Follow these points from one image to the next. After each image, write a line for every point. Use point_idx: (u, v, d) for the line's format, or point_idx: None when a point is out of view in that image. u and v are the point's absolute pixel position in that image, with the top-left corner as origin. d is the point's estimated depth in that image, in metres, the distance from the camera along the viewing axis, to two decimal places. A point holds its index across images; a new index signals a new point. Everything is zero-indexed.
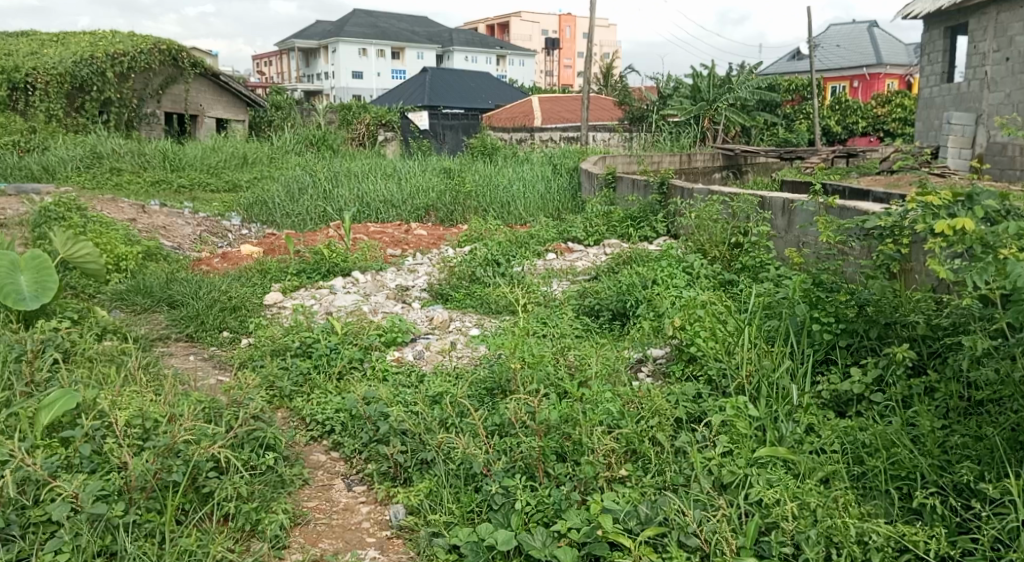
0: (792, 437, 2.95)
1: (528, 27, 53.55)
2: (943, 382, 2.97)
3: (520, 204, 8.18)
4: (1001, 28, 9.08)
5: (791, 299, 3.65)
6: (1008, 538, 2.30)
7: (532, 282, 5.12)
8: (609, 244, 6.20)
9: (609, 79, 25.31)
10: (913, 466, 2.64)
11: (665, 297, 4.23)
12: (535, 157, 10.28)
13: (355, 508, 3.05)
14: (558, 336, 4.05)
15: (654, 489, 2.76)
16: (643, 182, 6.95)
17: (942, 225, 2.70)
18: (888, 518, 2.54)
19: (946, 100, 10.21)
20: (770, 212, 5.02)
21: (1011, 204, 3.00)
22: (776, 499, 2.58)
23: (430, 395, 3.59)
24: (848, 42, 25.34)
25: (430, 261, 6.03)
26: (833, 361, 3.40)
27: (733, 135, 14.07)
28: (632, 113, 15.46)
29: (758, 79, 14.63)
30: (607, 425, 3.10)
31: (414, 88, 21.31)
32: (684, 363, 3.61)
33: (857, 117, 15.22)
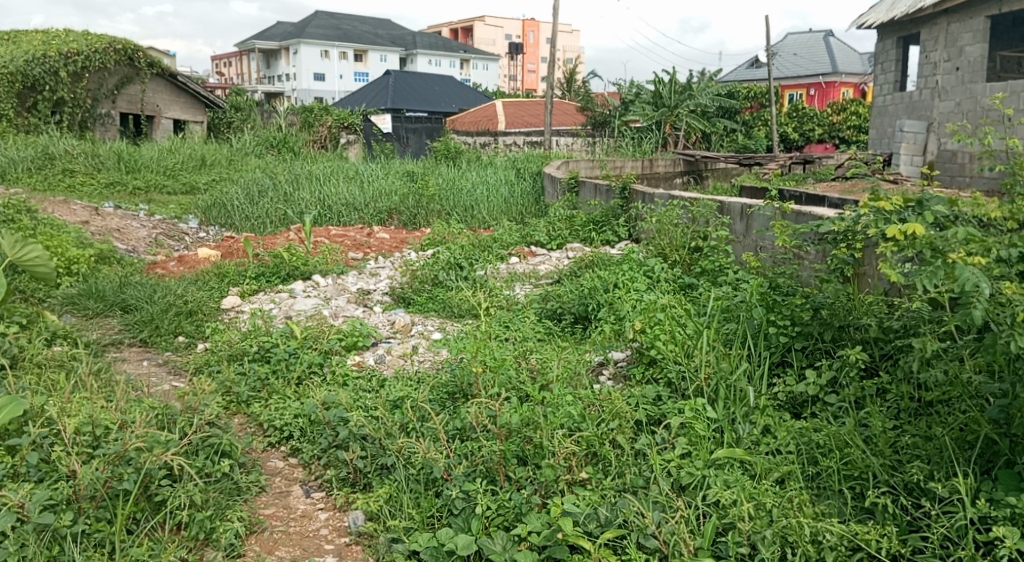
0: (749, 439, 3.00)
1: (492, 31, 53.63)
2: (895, 383, 3.03)
3: (483, 207, 8.18)
4: (952, 38, 9.35)
5: (749, 303, 3.72)
6: (957, 536, 2.34)
7: (495, 286, 5.11)
8: (572, 248, 6.23)
9: (572, 85, 25.45)
10: (865, 465, 2.70)
11: (626, 300, 4.27)
12: (499, 161, 10.28)
13: (314, 514, 3.00)
14: (520, 340, 4.04)
15: (614, 491, 2.78)
16: (605, 187, 7.01)
17: (893, 229, 2.76)
18: (841, 517, 2.58)
19: (898, 108, 10.48)
20: (729, 217, 5.08)
21: (960, 210, 3.08)
22: (733, 499, 2.61)
23: (391, 399, 3.56)
24: (805, 50, 25.86)
25: (392, 265, 5.99)
26: (789, 363, 3.46)
27: (693, 141, 14.27)
28: (595, 118, 15.66)
29: (718, 86, 14.85)
30: (568, 428, 3.11)
31: (377, 90, 21.18)
32: (645, 365, 3.65)
33: (814, 124, 15.54)
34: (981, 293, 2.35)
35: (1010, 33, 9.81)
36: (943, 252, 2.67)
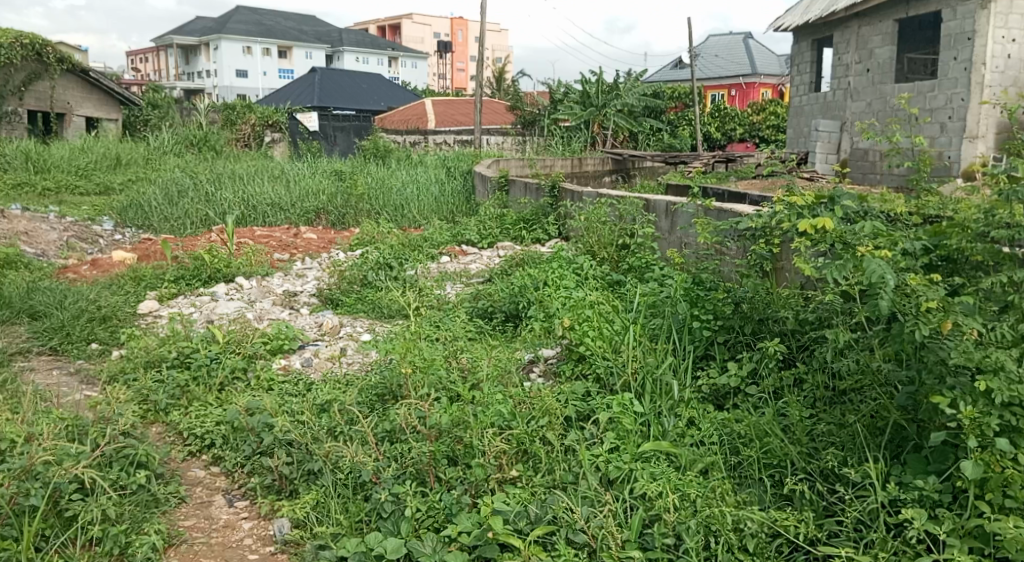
0: (674, 431, 3.07)
1: (420, 29, 53.32)
2: (811, 373, 3.13)
3: (414, 206, 8.14)
4: (863, 41, 9.77)
5: (674, 298, 3.82)
6: (869, 519, 2.42)
7: (425, 285, 5.06)
8: (503, 247, 6.25)
9: (501, 84, 25.52)
10: (784, 454, 2.79)
11: (556, 298, 4.28)
12: (429, 159, 10.20)
13: (237, 524, 2.92)
14: (450, 339, 3.99)
15: (544, 488, 2.80)
16: (535, 186, 7.04)
17: (804, 224, 2.86)
18: (761, 505, 2.66)
19: (813, 108, 10.91)
20: (655, 215, 5.17)
21: (869, 206, 3.21)
22: (658, 492, 2.66)
23: (319, 403, 3.49)
24: (725, 52, 26.64)
25: (319, 266, 5.88)
26: (712, 357, 3.56)
27: (621, 139, 14.52)
28: (524, 118, 15.72)
29: (644, 86, 15.14)
30: (498, 426, 3.11)
31: (303, 88, 20.75)
32: (574, 362, 3.70)
33: (735, 124, 16.04)
34: (886, 284, 2.45)
35: (915, 36, 10.33)
36: (853, 247, 2.78)
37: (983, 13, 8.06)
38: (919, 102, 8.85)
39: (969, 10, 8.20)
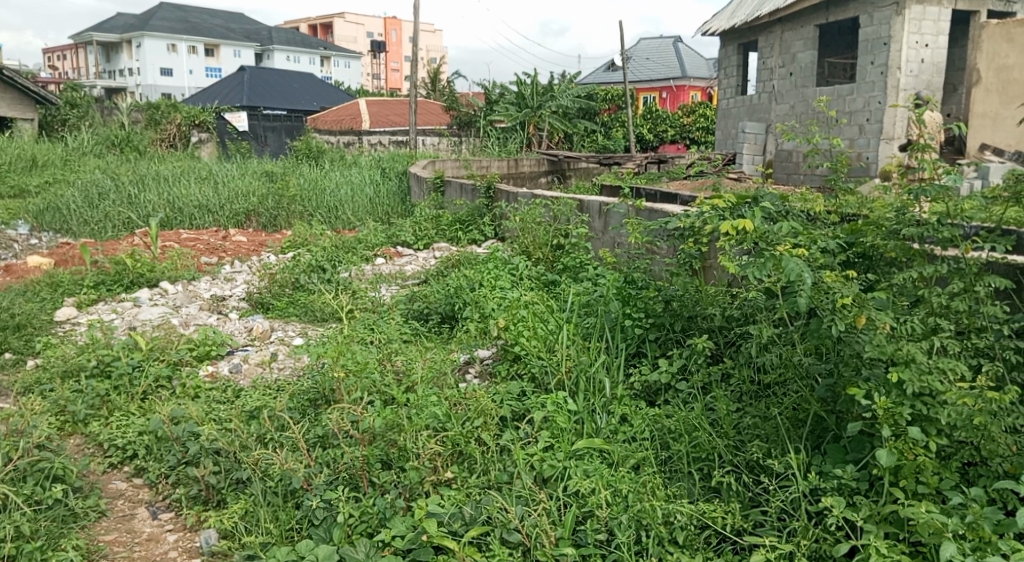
0: (607, 428, 3.12)
1: (353, 28, 52.61)
2: (737, 367, 3.22)
3: (348, 208, 8.05)
4: (786, 45, 10.10)
5: (607, 297, 3.88)
6: (791, 508, 2.50)
7: (359, 288, 4.99)
8: (438, 248, 6.23)
9: (437, 84, 25.42)
10: (711, 447, 2.86)
11: (491, 298, 4.27)
12: (363, 160, 10.07)
13: (161, 537, 2.82)
14: (385, 342, 3.94)
15: (479, 489, 2.80)
16: (470, 187, 7.02)
17: (726, 224, 2.94)
18: (691, 497, 2.72)
19: (740, 111, 11.26)
20: (588, 215, 5.23)
21: (790, 205, 3.31)
22: (591, 488, 2.69)
23: (248, 410, 3.40)
24: (656, 55, 27.18)
25: (249, 269, 5.75)
26: (644, 354, 3.63)
27: (556, 140, 14.64)
28: (460, 118, 15.69)
29: (578, 88, 15.29)
30: (433, 428, 3.09)
31: (232, 87, 20.22)
32: (510, 362, 3.71)
33: (666, 126, 16.38)
34: (804, 282, 2.54)
35: (835, 42, 10.77)
36: (773, 245, 2.87)
37: (898, 19, 8.45)
38: (838, 104, 9.21)
39: (885, 16, 8.58)
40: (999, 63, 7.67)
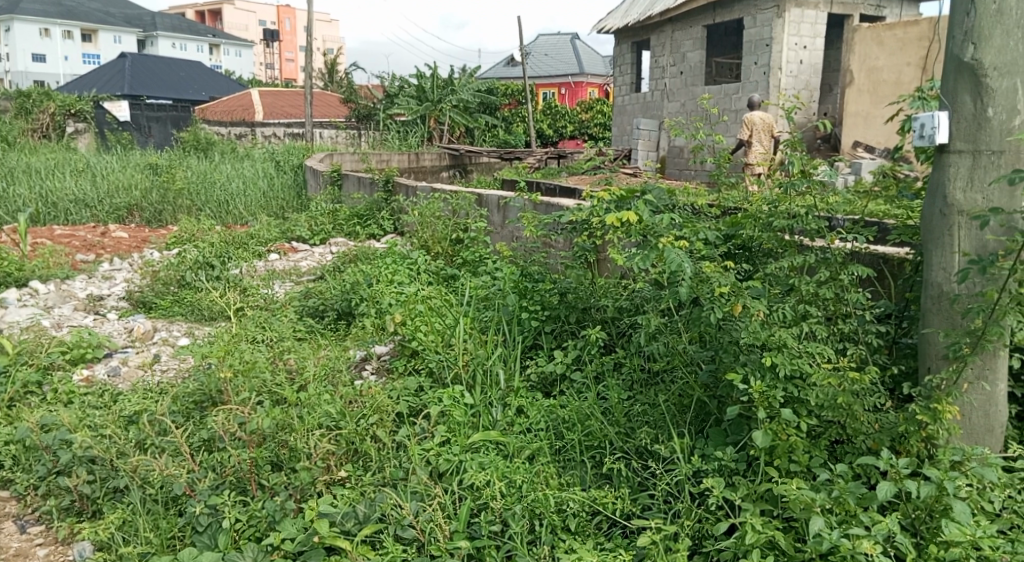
0: (503, 420, 3.14)
1: (245, 16, 50.60)
2: (629, 357, 3.30)
3: (240, 202, 7.78)
4: (676, 45, 10.45)
5: (504, 290, 3.90)
6: (676, 491, 2.59)
7: (251, 284, 4.81)
8: (335, 243, 6.10)
9: (334, 76, 24.84)
10: (603, 435, 2.93)
11: (387, 293, 4.19)
12: (256, 153, 9.71)
13: (30, 552, 2.65)
14: (276, 340, 3.81)
15: (373, 487, 2.76)
16: (368, 180, 6.89)
17: (611, 217, 3.00)
18: (583, 485, 2.78)
19: (635, 108, 11.58)
20: (487, 209, 5.24)
21: (676, 199, 3.42)
22: (486, 481, 2.70)
23: (127, 415, 3.22)
24: (554, 52, 27.56)
25: (130, 267, 5.48)
26: (540, 346, 3.68)
27: (457, 135, 14.63)
28: (359, 112, 15.57)
29: (478, 83, 15.30)
30: (326, 427, 3.02)
31: (112, 74, 19.09)
32: (407, 358, 3.68)
33: (566, 121, 16.64)
34: (685, 272, 2.63)
35: (722, 42, 11.35)
36: (657, 237, 2.97)
37: (778, 22, 8.89)
38: (726, 103, 9.60)
39: (766, 19, 9.00)
40: (869, 64, 8.20)
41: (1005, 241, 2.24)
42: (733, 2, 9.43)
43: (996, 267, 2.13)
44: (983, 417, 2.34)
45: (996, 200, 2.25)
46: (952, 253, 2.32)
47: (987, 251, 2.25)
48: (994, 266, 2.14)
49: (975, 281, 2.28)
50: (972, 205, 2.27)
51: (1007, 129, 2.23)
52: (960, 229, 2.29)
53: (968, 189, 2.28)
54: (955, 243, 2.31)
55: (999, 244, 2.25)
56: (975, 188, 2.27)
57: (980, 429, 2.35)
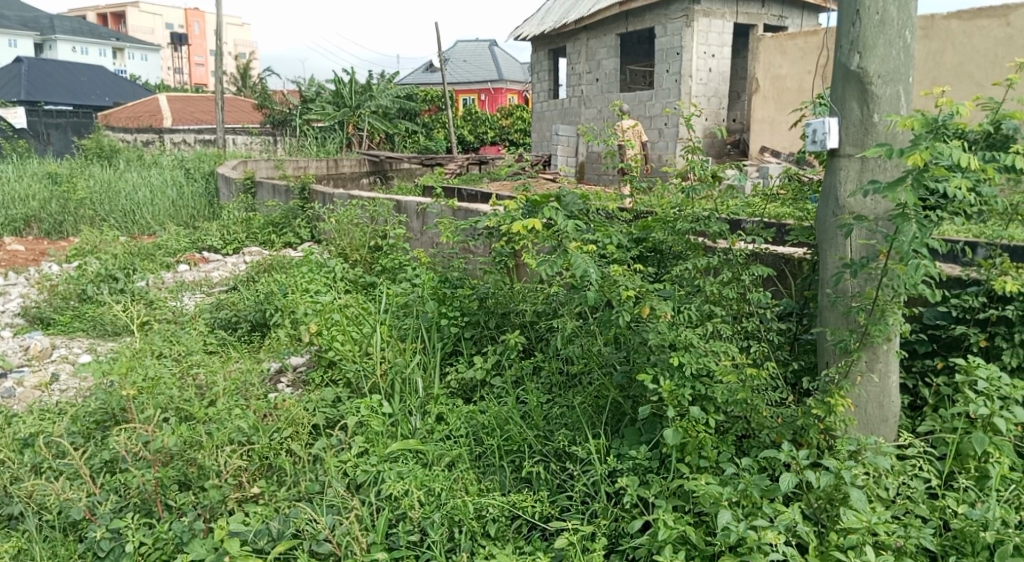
0: (423, 428, 3.10)
1: (151, 19, 48.63)
2: (547, 360, 3.33)
3: (147, 212, 7.49)
4: (591, 52, 10.65)
5: (422, 297, 3.87)
6: (593, 491, 2.62)
7: (158, 297, 4.63)
8: (249, 252, 5.93)
9: (247, 81, 24.15)
10: (521, 439, 2.94)
11: (301, 302, 4.09)
12: (164, 160, 9.34)
13: None
14: (183, 355, 3.67)
15: (288, 502, 2.69)
16: (283, 188, 6.74)
17: (517, 225, 3.04)
18: (503, 490, 2.78)
19: (554, 114, 11.73)
20: (406, 215, 5.22)
21: (590, 204, 3.47)
22: (404, 490, 2.66)
23: (21, 438, 3.05)
24: (474, 59, 27.64)
25: (27, 282, 5.20)
26: (460, 352, 3.66)
27: (377, 141, 14.50)
28: (274, 117, 15.10)
29: (398, 88, 15.18)
30: (237, 442, 2.92)
31: (5, 79, 18.06)
32: (324, 368, 3.61)
33: (487, 127, 16.66)
34: (590, 278, 2.71)
35: (635, 50, 11.73)
36: (565, 242, 3.01)
37: (687, 30, 9.17)
38: (641, 110, 9.81)
39: (676, 27, 9.28)
40: (774, 72, 8.54)
41: (874, 246, 2.39)
42: (645, 11, 9.68)
43: (868, 268, 2.29)
44: (878, 408, 2.46)
45: (871, 207, 2.40)
46: (833, 256, 2.48)
47: (859, 256, 2.41)
48: (866, 267, 2.29)
49: (855, 281, 2.43)
50: (849, 211, 2.43)
51: (882, 137, 2.36)
52: (838, 234, 2.45)
53: (845, 197, 2.43)
54: (835, 247, 2.47)
55: (873, 249, 2.40)
56: (850, 195, 2.42)
57: (875, 419, 2.47)
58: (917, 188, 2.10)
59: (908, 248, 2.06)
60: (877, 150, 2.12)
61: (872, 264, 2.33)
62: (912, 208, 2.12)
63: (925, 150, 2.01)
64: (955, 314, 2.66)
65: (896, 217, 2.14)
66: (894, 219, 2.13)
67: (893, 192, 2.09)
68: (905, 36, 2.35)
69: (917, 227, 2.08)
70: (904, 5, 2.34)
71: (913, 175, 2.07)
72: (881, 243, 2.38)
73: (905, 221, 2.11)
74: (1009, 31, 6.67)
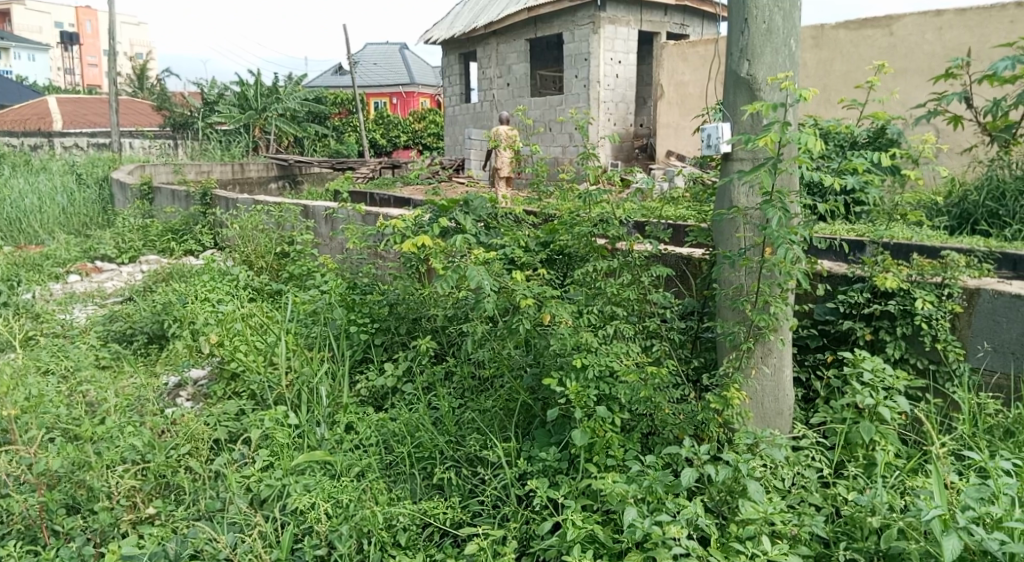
0: (330, 439, 3.02)
1: (38, 17, 45.77)
2: (459, 365, 3.30)
3: (33, 220, 7.04)
4: (501, 57, 10.71)
5: (329, 304, 3.78)
6: (504, 495, 2.61)
7: (45, 310, 4.35)
8: (146, 261, 5.66)
9: (144, 83, 23.08)
10: (433, 445, 2.90)
11: (200, 312, 3.93)
12: (53, 164, 8.82)
13: None
14: (72, 371, 3.46)
15: (186, 521, 2.57)
16: (183, 193, 6.48)
17: (407, 243, 3.08)
18: (413, 498, 2.73)
19: (466, 118, 11.73)
20: (313, 221, 5.12)
21: (498, 210, 3.49)
22: (311, 503, 2.58)
23: None
24: (384, 61, 27.35)
25: None
26: (371, 359, 3.59)
27: (286, 144, 14.34)
28: (175, 120, 14.56)
29: (306, 91, 14.87)
30: (130, 461, 2.80)
31: None
32: (226, 381, 3.48)
33: (399, 130, 16.49)
34: (486, 290, 2.76)
35: (545, 55, 11.90)
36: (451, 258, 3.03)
37: (594, 37, 9.35)
38: (551, 115, 9.95)
39: (583, 34, 9.46)
40: (677, 79, 8.82)
41: (751, 239, 2.51)
42: (553, 18, 9.82)
43: (746, 260, 2.44)
44: (773, 402, 2.56)
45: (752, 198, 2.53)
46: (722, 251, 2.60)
47: (740, 249, 2.53)
48: (745, 259, 2.44)
49: (741, 275, 2.55)
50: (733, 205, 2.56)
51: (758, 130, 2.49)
52: (725, 226, 2.58)
53: (733, 192, 2.55)
54: (725, 241, 2.60)
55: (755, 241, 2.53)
56: (737, 190, 2.54)
57: (770, 412, 2.57)
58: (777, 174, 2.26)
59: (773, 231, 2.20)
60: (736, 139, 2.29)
61: (749, 257, 2.47)
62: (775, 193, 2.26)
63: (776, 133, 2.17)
64: (842, 310, 2.80)
65: (764, 204, 2.29)
66: (762, 207, 2.28)
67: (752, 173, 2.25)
68: (791, 44, 2.46)
69: (783, 212, 2.24)
70: (790, 14, 2.45)
71: (770, 162, 2.24)
72: (759, 235, 2.51)
73: (770, 208, 2.26)
74: (892, 40, 7.10)
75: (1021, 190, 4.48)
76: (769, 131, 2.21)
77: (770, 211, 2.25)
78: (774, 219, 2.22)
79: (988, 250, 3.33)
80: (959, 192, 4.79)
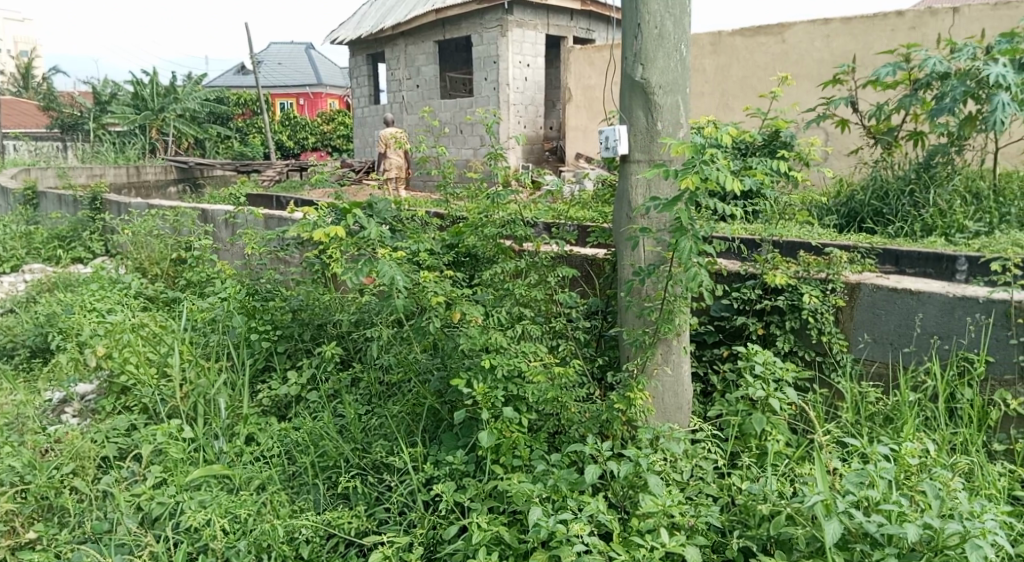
0: (230, 451, 2.92)
1: None
2: (366, 371, 3.23)
3: None
4: (410, 58, 10.64)
5: (228, 311, 3.64)
6: (410, 501, 2.57)
7: None
8: (30, 269, 5.31)
9: (29, 82, 21.74)
10: (338, 454, 2.83)
11: (87, 322, 3.73)
12: None
13: None
14: None
15: (71, 545, 2.45)
16: (70, 198, 6.16)
17: (318, 233, 2.95)
18: (317, 508, 2.65)
19: (376, 120, 11.57)
20: (212, 225, 4.93)
21: (402, 213, 3.45)
22: (205, 520, 2.47)
23: None
24: (289, 61, 26.71)
25: None
26: (273, 367, 3.48)
27: (186, 147, 13.76)
28: (64, 121, 13.80)
29: (207, 91, 14.35)
30: (8, 483, 2.65)
31: None
32: (116, 395, 3.30)
33: (307, 132, 16.10)
34: (397, 284, 2.68)
35: (455, 57, 11.89)
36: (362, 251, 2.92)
37: (502, 40, 9.41)
38: (460, 117, 9.94)
39: (492, 37, 9.50)
40: (584, 83, 8.96)
41: (658, 253, 2.56)
42: (461, 19, 9.81)
43: (655, 275, 2.49)
44: (672, 397, 2.63)
45: (657, 217, 2.58)
46: (627, 261, 2.63)
47: (647, 262, 2.58)
48: (654, 273, 2.49)
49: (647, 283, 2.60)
50: (638, 220, 2.60)
51: (657, 147, 2.54)
52: (629, 241, 2.60)
53: (635, 203, 2.59)
54: (628, 253, 2.63)
55: (661, 255, 2.58)
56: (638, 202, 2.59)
57: (670, 407, 2.64)
58: (691, 207, 2.31)
59: (686, 259, 2.25)
60: (654, 173, 2.30)
61: (656, 265, 2.52)
62: (687, 223, 2.31)
63: (696, 175, 2.20)
64: (736, 306, 2.91)
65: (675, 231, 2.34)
66: (673, 233, 2.33)
67: (669, 209, 2.28)
68: (681, 50, 2.53)
69: (693, 240, 2.30)
70: (679, 20, 2.52)
71: (686, 196, 2.28)
72: (666, 249, 2.56)
73: (682, 236, 2.30)
74: (784, 47, 7.43)
75: (901, 190, 4.76)
76: (688, 170, 2.24)
77: (681, 238, 2.30)
78: (688, 249, 2.27)
79: (870, 247, 3.52)
80: (846, 192, 5.05)
